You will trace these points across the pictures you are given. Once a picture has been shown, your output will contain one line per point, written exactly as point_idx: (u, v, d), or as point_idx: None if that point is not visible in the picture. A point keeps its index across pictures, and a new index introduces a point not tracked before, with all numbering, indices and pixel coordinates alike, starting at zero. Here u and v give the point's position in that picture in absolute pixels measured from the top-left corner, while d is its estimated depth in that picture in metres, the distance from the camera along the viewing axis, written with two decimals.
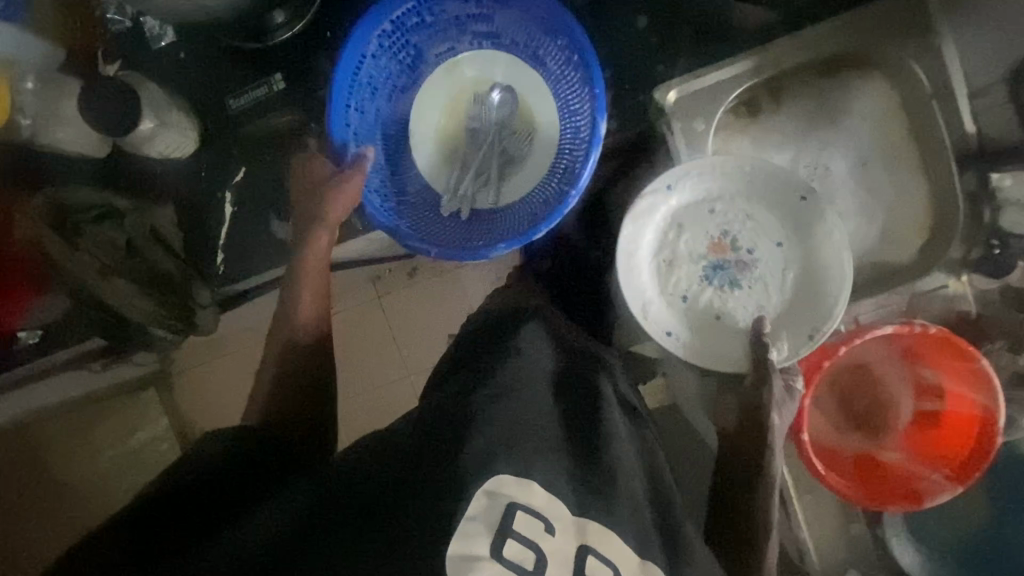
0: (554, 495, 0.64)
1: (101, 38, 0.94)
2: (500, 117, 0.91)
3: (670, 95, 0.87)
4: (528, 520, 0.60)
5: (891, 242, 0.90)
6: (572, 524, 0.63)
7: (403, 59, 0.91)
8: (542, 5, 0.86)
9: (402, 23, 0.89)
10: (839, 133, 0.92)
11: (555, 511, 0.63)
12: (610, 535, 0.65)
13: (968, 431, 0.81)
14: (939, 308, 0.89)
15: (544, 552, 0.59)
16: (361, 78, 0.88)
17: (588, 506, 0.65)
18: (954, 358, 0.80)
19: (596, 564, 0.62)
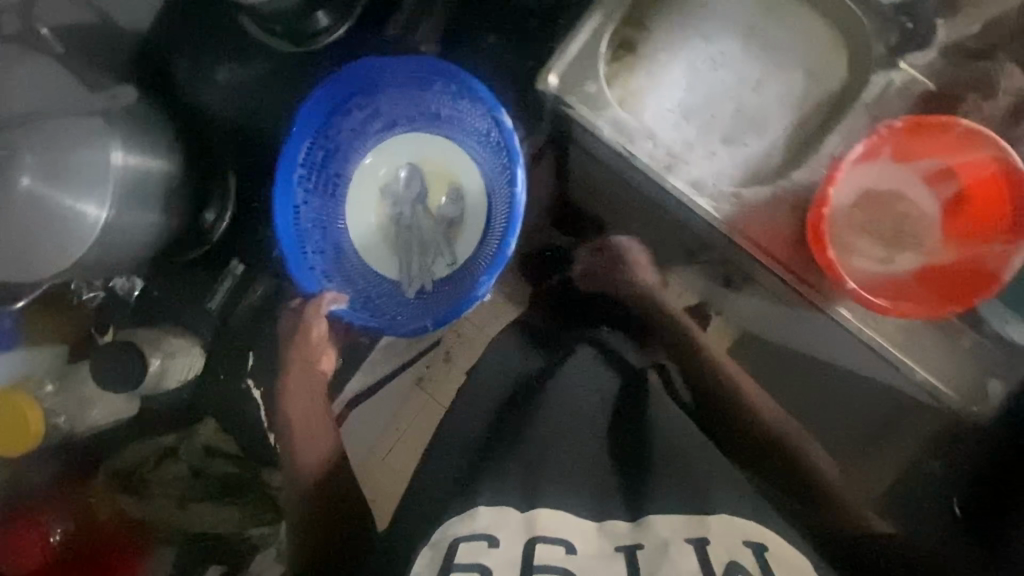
0: (497, 507, 0.70)
1: (86, 317, 1.00)
2: (416, 191, 0.95)
3: (551, 81, 0.91)
4: (470, 544, 0.66)
5: (819, 75, 0.92)
6: (518, 523, 0.68)
7: (332, 190, 0.95)
8: (411, 67, 0.90)
9: (312, 160, 0.93)
10: (713, 19, 0.96)
11: (500, 525, 0.68)
12: (563, 513, 0.69)
13: (995, 188, 0.77)
14: (899, 103, 0.86)
15: (484, 565, 0.64)
16: (305, 226, 0.93)
17: (539, 498, 0.71)
18: (934, 134, 0.77)
19: (546, 549, 0.65)
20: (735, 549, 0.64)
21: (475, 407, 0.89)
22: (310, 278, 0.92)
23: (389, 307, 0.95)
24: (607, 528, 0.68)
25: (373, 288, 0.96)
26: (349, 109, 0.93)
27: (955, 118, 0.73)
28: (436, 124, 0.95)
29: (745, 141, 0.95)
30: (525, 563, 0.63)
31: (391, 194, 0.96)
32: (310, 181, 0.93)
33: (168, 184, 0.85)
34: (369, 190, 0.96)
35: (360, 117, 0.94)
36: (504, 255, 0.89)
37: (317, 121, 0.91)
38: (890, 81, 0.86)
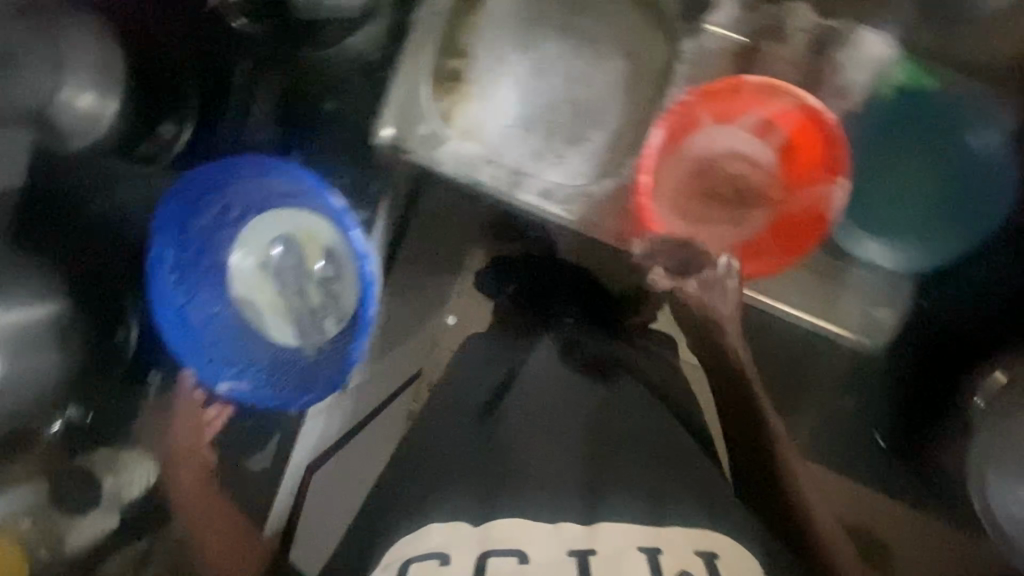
0: (451, 521, 0.70)
1: (47, 449, 0.94)
2: (295, 262, 0.97)
3: (385, 132, 0.93)
4: (424, 561, 0.66)
5: (638, 55, 0.93)
6: (472, 537, 0.67)
7: (207, 281, 0.93)
8: (243, 162, 0.88)
9: (183, 262, 0.92)
10: (528, 30, 0.97)
11: (456, 537, 0.68)
12: (520, 521, 0.67)
13: (812, 133, 0.76)
14: (714, 62, 0.84)
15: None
16: (191, 322, 0.91)
17: (494, 506, 0.70)
18: (735, 94, 0.76)
19: (496, 562, 0.64)
20: (686, 559, 0.65)
21: (440, 422, 0.87)
22: (210, 371, 0.92)
23: (289, 378, 0.92)
24: (561, 531, 0.67)
25: (274, 361, 0.94)
26: (205, 206, 0.92)
27: (741, 79, 0.73)
28: (284, 200, 0.92)
29: (588, 138, 0.96)
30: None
31: (273, 269, 0.97)
32: (189, 280, 0.92)
33: (59, 325, 0.84)
34: (252, 268, 0.96)
35: (219, 207, 0.93)
36: (368, 314, 0.85)
37: (174, 225, 0.90)
38: (702, 45, 0.85)
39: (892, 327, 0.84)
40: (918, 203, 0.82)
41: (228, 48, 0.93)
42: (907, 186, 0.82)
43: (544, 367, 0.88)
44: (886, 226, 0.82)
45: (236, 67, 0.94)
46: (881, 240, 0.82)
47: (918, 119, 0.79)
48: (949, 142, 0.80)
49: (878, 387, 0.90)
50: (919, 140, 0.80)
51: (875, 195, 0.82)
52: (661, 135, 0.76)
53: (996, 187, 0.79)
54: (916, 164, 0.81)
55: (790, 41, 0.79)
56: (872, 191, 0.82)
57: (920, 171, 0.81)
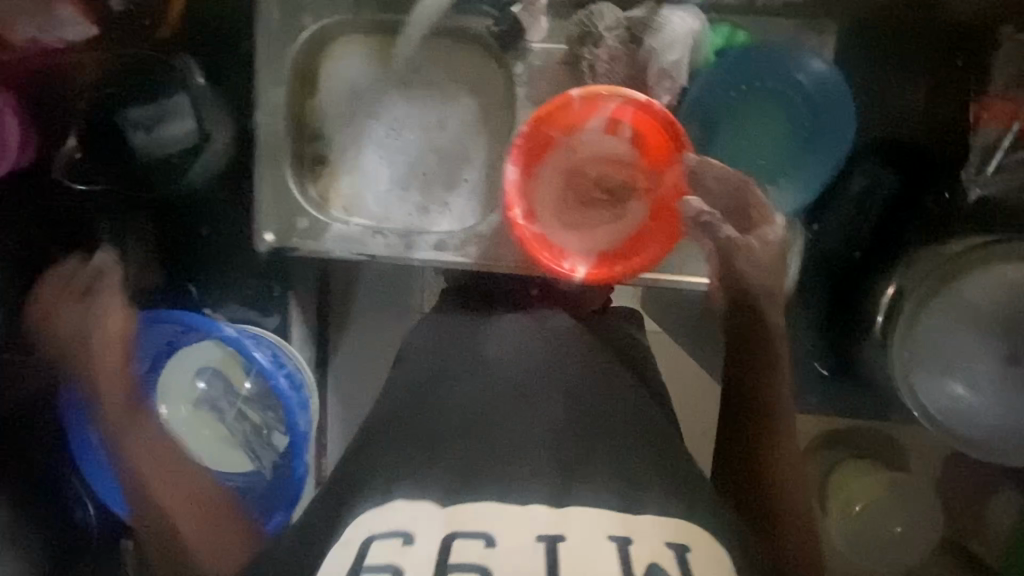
0: (414, 496, 0.52)
1: None
2: (213, 393, 0.92)
3: (267, 238, 0.94)
4: (383, 543, 0.49)
5: (479, 87, 0.94)
6: (435, 520, 0.50)
7: (131, 441, 0.89)
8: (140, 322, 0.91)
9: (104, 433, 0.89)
10: (370, 95, 0.97)
11: (420, 516, 0.51)
12: (493, 502, 0.51)
13: (648, 124, 0.81)
14: (548, 77, 0.88)
15: (394, 568, 0.47)
16: (129, 488, 0.89)
17: (461, 482, 0.53)
18: (566, 112, 0.80)
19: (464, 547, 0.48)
20: (658, 552, 0.49)
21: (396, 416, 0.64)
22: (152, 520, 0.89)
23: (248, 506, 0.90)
24: (534, 515, 0.50)
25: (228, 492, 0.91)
26: (116, 368, 0.90)
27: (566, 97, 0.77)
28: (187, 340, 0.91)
29: (464, 177, 0.97)
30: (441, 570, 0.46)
31: (203, 403, 0.93)
32: (115, 447, 0.89)
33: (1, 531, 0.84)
34: (183, 412, 0.93)
35: (122, 363, 0.90)
36: (300, 429, 0.91)
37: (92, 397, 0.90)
38: (530, 64, 0.88)
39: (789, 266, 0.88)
40: (771, 145, 0.84)
41: (85, 212, 0.93)
42: (759, 131, 0.84)
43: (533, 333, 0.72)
44: (750, 175, 0.85)
45: (102, 228, 0.94)
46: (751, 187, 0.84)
47: (747, 70, 0.82)
48: (782, 81, 0.83)
49: (801, 320, 0.92)
50: (754, 89, 0.83)
51: (736, 154, 0.85)
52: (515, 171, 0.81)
53: (837, 109, 0.83)
54: (759, 113, 0.84)
55: (604, 42, 0.80)
56: (726, 144, 0.85)
57: (766, 116, 0.84)
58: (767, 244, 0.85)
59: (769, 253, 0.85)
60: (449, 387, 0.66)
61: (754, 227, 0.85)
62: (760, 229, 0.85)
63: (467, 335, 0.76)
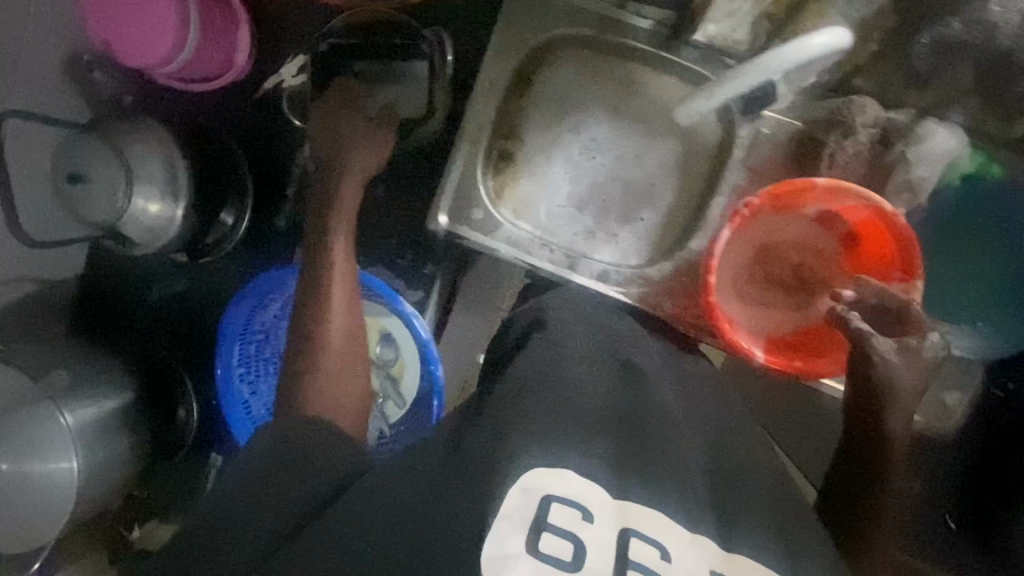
0: (591, 479, 0.54)
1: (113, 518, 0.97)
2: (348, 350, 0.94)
3: (442, 220, 0.94)
4: (564, 510, 0.52)
5: (692, 135, 0.92)
6: (609, 505, 0.53)
7: (270, 368, 0.92)
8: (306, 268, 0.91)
9: (248, 354, 0.92)
10: (577, 109, 0.95)
11: (597, 495, 0.54)
12: (658, 514, 0.54)
13: (879, 228, 0.76)
14: (775, 146, 0.85)
15: (578, 538, 0.51)
16: (256, 410, 0.91)
17: (628, 479, 0.56)
18: (798, 193, 0.76)
19: (640, 547, 0.52)
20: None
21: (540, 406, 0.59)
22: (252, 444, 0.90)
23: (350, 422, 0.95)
24: (700, 545, 0.54)
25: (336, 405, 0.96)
26: (269, 304, 0.91)
27: (811, 181, 0.74)
28: None
29: (642, 216, 0.95)
30: (621, 558, 0.51)
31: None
32: (254, 370, 0.92)
33: (126, 419, 0.86)
34: None
35: (281, 298, 0.91)
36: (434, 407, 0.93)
37: (241, 324, 0.91)
38: (758, 130, 0.85)
39: (952, 411, 0.85)
40: (986, 291, 0.81)
41: (283, 142, 0.96)
42: (977, 268, 0.81)
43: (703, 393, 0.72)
44: (953, 308, 0.82)
45: (294, 164, 0.96)
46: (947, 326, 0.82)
47: (988, 207, 0.79)
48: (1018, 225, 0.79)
49: (946, 465, 0.88)
50: (988, 229, 0.80)
51: (944, 282, 0.82)
52: (726, 235, 0.78)
53: None
54: (983, 253, 0.81)
55: (856, 136, 0.78)
56: (939, 276, 0.82)
57: (990, 259, 0.81)
58: (922, 356, 0.70)
59: (919, 369, 0.70)
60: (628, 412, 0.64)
61: (910, 343, 0.70)
62: (912, 345, 0.70)
63: (625, 340, 0.74)
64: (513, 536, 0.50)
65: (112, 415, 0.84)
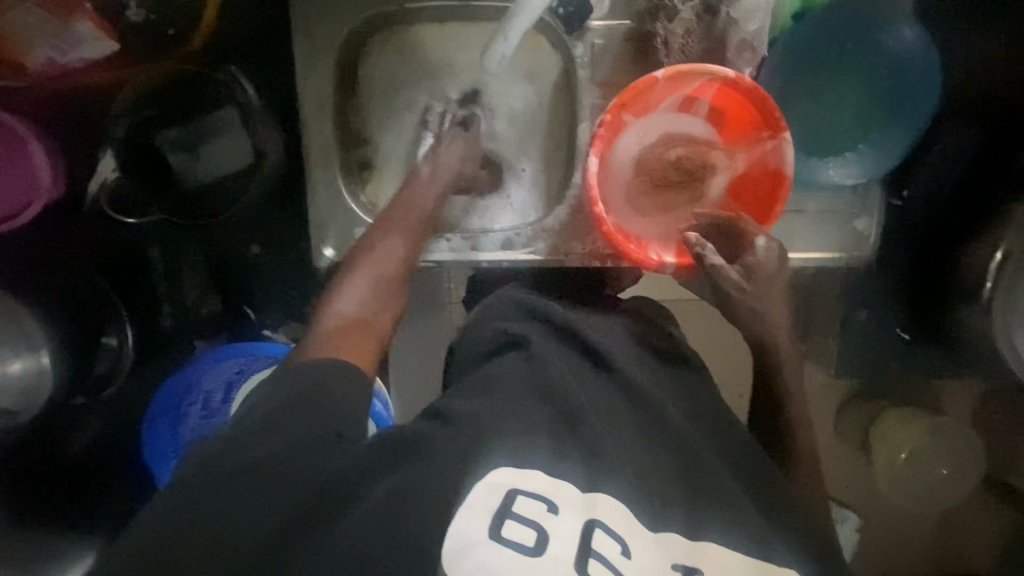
0: (557, 475, 0.53)
1: None
2: None
3: (327, 254, 0.89)
4: (529, 503, 0.50)
5: (536, 72, 0.88)
6: (576, 499, 0.52)
7: None
8: (205, 357, 0.87)
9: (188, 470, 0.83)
10: (415, 90, 0.90)
11: (563, 488, 0.52)
12: (629, 514, 0.52)
13: (735, 95, 0.75)
14: (613, 57, 0.83)
15: (541, 529, 0.49)
16: None
17: (598, 475, 0.53)
18: (647, 90, 0.75)
19: (606, 542, 0.50)
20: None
21: (488, 395, 0.60)
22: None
23: None
24: (666, 542, 0.52)
25: None
26: (185, 410, 0.85)
27: (649, 79, 0.72)
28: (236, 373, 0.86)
29: (524, 165, 0.91)
30: (584, 550, 0.49)
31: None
32: None
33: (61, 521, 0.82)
34: None
35: (199, 401, 0.85)
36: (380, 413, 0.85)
37: (167, 442, 0.84)
38: (591, 44, 0.82)
39: (868, 238, 0.86)
40: (851, 115, 0.82)
41: (126, 243, 0.88)
42: (835, 98, 0.82)
43: (629, 331, 0.73)
44: (830, 144, 0.82)
45: (154, 257, 0.89)
46: (831, 159, 0.82)
47: (829, 35, 0.79)
48: (863, 45, 0.80)
49: (886, 290, 0.92)
50: (830, 57, 0.80)
51: (815, 122, 0.83)
52: (596, 161, 0.75)
53: (930, 75, 0.78)
54: (840, 84, 0.81)
55: (680, 15, 0.77)
56: (805, 118, 0.83)
57: (844, 85, 0.81)
58: (763, 272, 0.71)
59: (772, 291, 0.71)
60: (567, 369, 0.64)
61: (747, 263, 0.71)
62: (751, 262, 0.71)
63: (544, 306, 0.73)
64: (478, 528, 0.49)
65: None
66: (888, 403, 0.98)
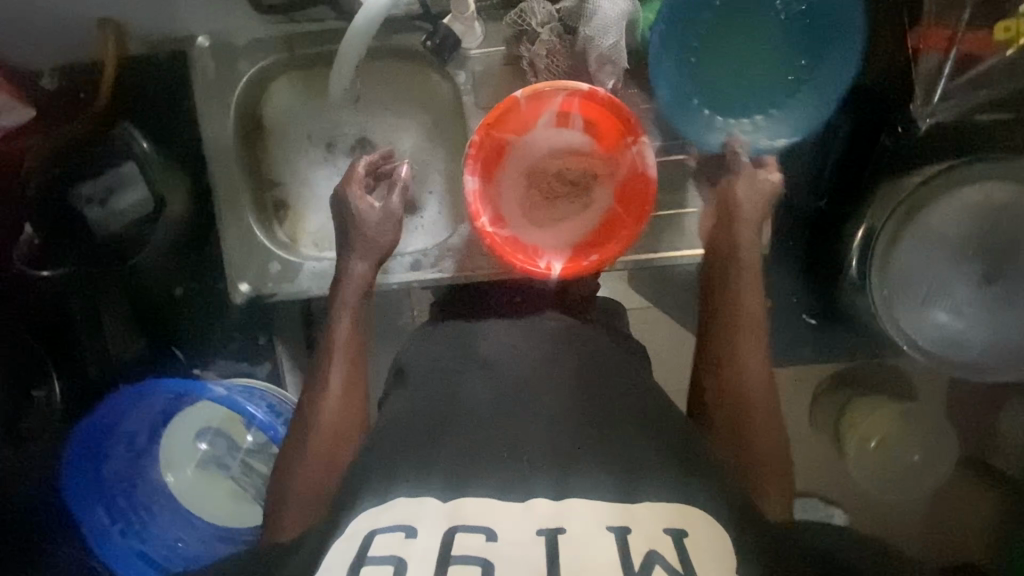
0: (421, 494, 0.54)
1: None
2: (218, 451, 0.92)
3: (243, 288, 0.92)
4: (387, 536, 0.50)
5: (427, 103, 0.93)
6: (437, 514, 0.51)
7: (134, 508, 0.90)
8: (121, 398, 0.88)
9: (114, 508, 0.89)
10: (320, 129, 0.95)
11: (423, 511, 0.52)
12: (491, 501, 0.52)
13: (599, 109, 0.79)
14: (492, 82, 0.88)
15: (400, 557, 0.48)
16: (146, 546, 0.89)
17: (462, 480, 0.54)
18: (513, 111, 0.79)
19: (467, 540, 0.49)
20: (656, 536, 0.50)
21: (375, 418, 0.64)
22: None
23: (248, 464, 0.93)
24: (532, 509, 0.52)
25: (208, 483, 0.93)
26: (110, 452, 0.89)
27: (509, 99, 0.76)
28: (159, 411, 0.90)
29: (428, 187, 0.94)
30: (443, 558, 0.47)
31: (207, 463, 0.93)
32: (127, 521, 0.89)
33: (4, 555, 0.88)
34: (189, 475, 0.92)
35: (125, 439, 0.90)
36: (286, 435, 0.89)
37: (89, 484, 0.88)
38: (472, 71, 0.88)
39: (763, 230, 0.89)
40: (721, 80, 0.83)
41: (46, 297, 0.92)
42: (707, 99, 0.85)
43: (527, 332, 0.72)
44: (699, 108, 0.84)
45: (74, 307, 0.93)
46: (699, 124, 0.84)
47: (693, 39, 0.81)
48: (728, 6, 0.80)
49: (788, 275, 0.94)
50: (723, 24, 0.81)
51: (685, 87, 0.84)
52: (474, 180, 0.79)
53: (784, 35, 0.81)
54: (706, 48, 0.82)
55: (540, 38, 0.81)
56: (715, 89, 0.84)
57: (746, 51, 0.83)
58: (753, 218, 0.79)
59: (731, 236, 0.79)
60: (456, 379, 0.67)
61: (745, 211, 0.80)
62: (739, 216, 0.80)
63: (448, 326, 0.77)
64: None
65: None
66: (857, 393, 0.98)
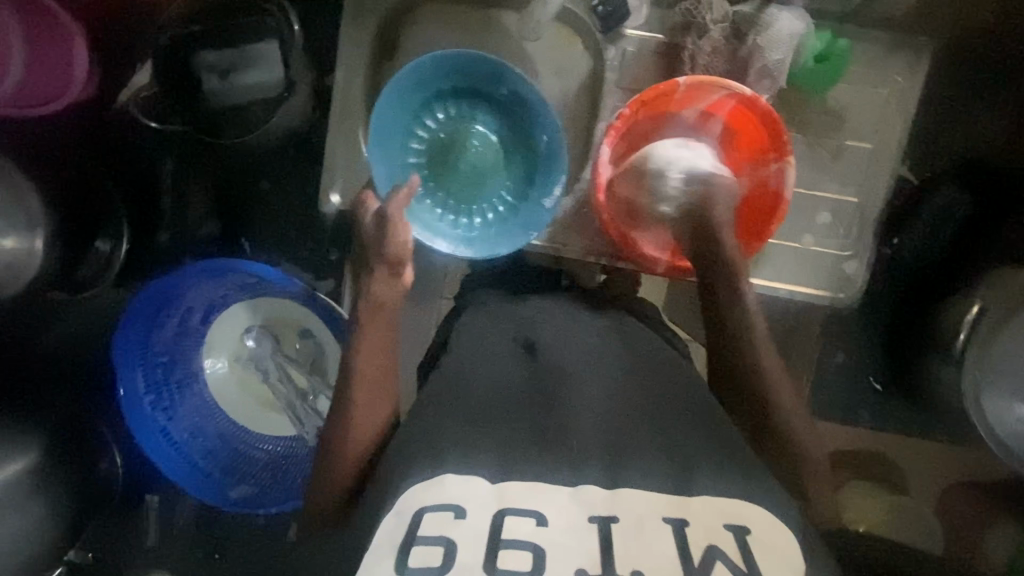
0: (468, 471, 0.47)
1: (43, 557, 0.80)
2: (266, 353, 0.90)
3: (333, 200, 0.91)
4: (435, 517, 0.44)
5: (568, 66, 0.88)
6: (484, 495, 0.46)
7: (172, 383, 0.88)
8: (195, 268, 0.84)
9: (153, 378, 0.87)
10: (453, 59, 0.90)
11: (472, 489, 0.46)
12: (537, 483, 0.47)
13: (749, 117, 0.80)
14: (640, 67, 0.88)
15: (449, 541, 0.43)
16: (172, 427, 0.87)
17: (513, 462, 0.48)
18: (665, 96, 0.78)
19: (521, 524, 0.44)
20: (715, 533, 0.45)
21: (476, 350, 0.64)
22: (187, 475, 0.87)
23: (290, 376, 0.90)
24: (583, 495, 0.46)
25: (245, 382, 0.91)
26: (163, 320, 0.87)
27: (671, 81, 0.76)
28: (225, 293, 0.88)
29: None
30: (492, 545, 0.43)
31: (249, 363, 0.91)
32: (163, 395, 0.87)
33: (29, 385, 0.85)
34: (231, 368, 0.90)
35: (182, 313, 0.87)
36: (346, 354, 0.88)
37: (136, 344, 0.85)
38: (624, 50, 0.87)
39: (859, 284, 0.89)
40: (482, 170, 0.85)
41: (145, 152, 0.92)
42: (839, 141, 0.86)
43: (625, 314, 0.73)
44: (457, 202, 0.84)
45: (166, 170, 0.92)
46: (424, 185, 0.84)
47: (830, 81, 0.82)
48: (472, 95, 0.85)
49: (862, 336, 0.94)
50: (471, 191, 0.85)
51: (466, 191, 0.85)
52: (607, 151, 0.78)
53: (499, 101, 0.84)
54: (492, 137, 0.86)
55: (708, 34, 0.82)
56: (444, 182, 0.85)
57: (485, 159, 0.86)
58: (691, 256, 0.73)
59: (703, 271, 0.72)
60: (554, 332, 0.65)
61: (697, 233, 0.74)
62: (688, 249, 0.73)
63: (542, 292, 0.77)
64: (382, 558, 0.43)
65: (35, 477, 0.73)
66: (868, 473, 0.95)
